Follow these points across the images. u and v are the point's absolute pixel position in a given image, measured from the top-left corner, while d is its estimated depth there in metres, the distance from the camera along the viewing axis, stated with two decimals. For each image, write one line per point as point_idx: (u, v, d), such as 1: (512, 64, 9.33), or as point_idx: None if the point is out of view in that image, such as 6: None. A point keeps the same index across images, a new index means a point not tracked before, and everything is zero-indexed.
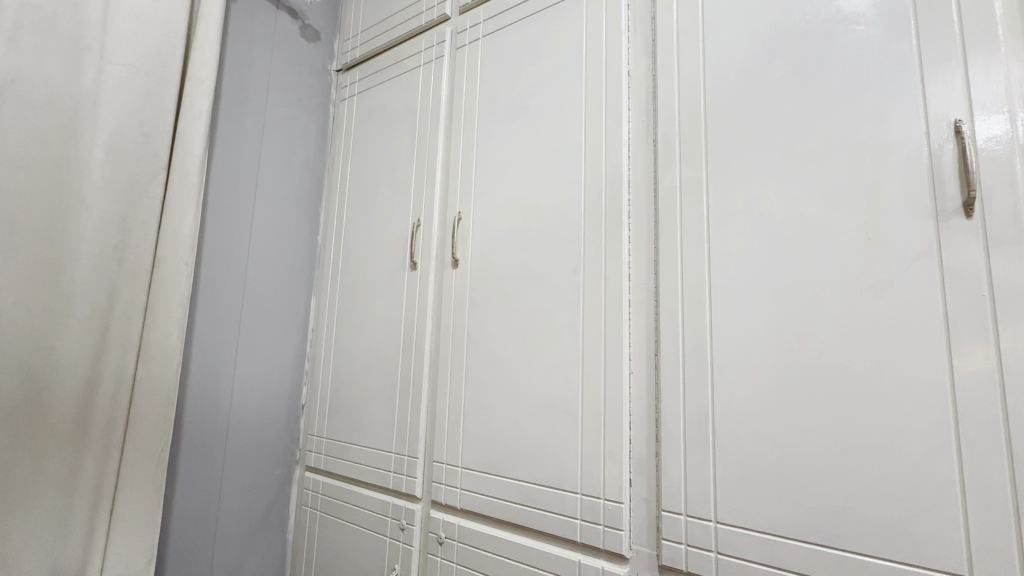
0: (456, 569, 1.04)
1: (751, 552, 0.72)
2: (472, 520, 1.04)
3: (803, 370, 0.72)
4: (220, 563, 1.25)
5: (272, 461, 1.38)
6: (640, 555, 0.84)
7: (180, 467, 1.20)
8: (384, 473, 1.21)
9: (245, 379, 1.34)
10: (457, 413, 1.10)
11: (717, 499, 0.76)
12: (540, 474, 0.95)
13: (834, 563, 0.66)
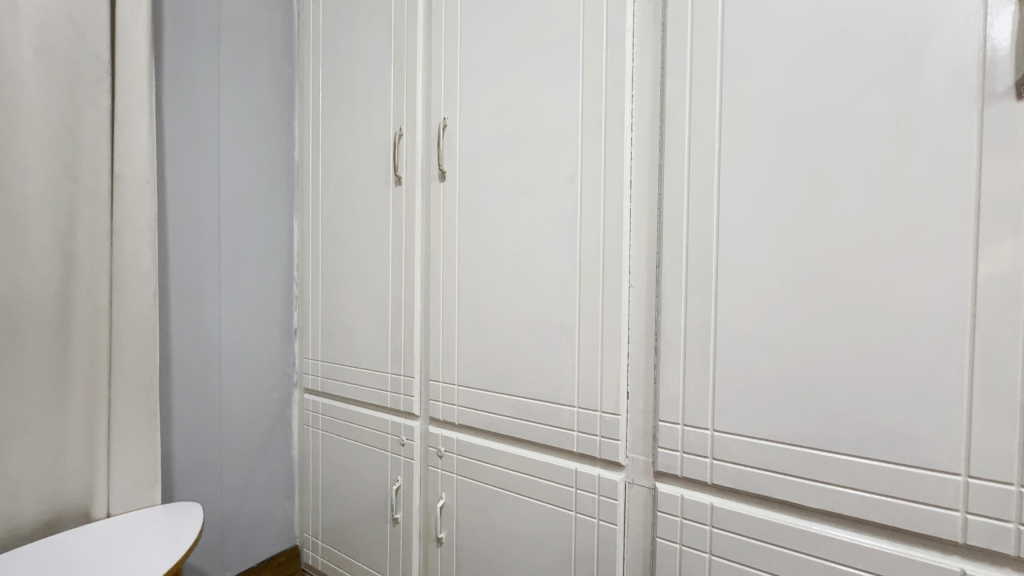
0: (457, 479, 1.07)
1: (747, 457, 0.73)
2: (470, 434, 1.06)
3: (813, 278, 0.68)
4: (229, 480, 1.30)
5: (270, 384, 1.39)
6: (636, 462, 0.85)
7: (175, 393, 1.19)
8: (381, 393, 1.21)
9: (232, 305, 1.30)
10: (451, 332, 1.08)
11: (715, 408, 0.76)
12: (537, 390, 0.95)
13: (829, 466, 0.67)
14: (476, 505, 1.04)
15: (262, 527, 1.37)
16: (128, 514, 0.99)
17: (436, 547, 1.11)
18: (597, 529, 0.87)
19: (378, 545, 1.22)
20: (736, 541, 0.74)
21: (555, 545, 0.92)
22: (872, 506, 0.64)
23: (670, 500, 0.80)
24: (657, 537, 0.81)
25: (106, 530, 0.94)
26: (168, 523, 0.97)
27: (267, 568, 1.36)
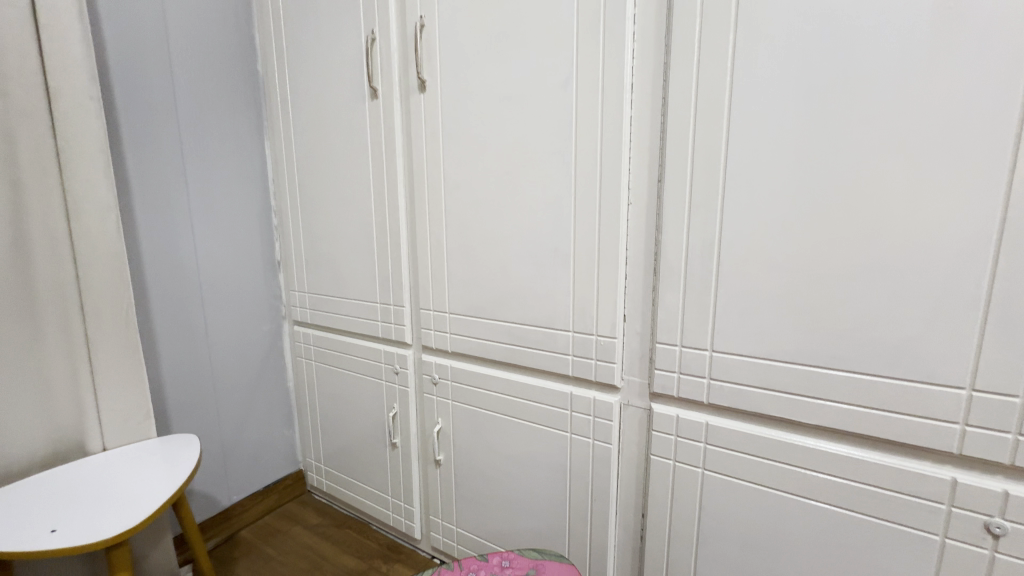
0: (452, 405, 1.07)
1: (745, 376, 0.72)
2: (464, 361, 1.05)
3: (829, 188, 0.62)
4: (226, 411, 1.30)
5: (258, 318, 1.36)
6: (632, 384, 0.84)
7: (157, 329, 1.14)
8: (372, 323, 1.18)
9: (207, 236, 1.23)
10: (440, 259, 1.03)
11: (715, 329, 0.73)
12: (530, 316, 0.92)
13: (829, 382, 0.66)
14: (472, 429, 1.05)
15: (264, 454, 1.40)
16: (125, 447, 1.00)
17: (434, 468, 1.14)
18: (592, 449, 0.88)
19: (379, 468, 1.26)
20: (729, 457, 0.75)
21: (551, 465, 0.94)
22: (869, 420, 0.64)
23: (665, 419, 0.80)
24: (651, 454, 0.83)
25: (104, 462, 0.94)
26: (165, 453, 0.97)
27: (273, 490, 1.42)
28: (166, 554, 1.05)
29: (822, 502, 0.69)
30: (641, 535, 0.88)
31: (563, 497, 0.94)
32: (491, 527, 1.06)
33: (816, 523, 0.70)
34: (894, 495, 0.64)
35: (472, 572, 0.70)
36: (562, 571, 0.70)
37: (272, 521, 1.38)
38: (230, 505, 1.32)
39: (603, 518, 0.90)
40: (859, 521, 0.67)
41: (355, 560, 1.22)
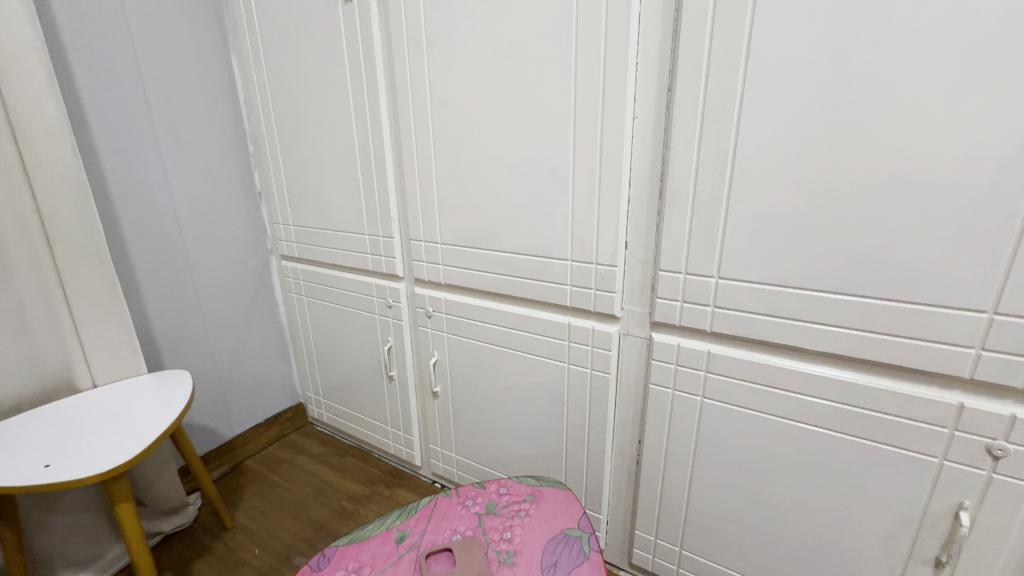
0: (447, 338, 1.05)
1: (752, 303, 0.69)
2: (458, 293, 1.01)
3: (862, 92, 0.55)
4: (219, 348, 1.28)
5: (243, 253, 1.31)
6: (632, 314, 0.81)
7: (135, 265, 1.09)
8: (361, 256, 1.14)
9: (179, 165, 1.15)
10: (429, 186, 0.96)
11: (723, 254, 0.69)
12: (526, 245, 0.87)
13: (840, 309, 0.63)
14: (468, 361, 1.03)
15: (262, 388, 1.41)
16: (117, 383, 0.98)
17: (432, 400, 1.14)
18: (589, 379, 0.87)
19: (377, 400, 1.27)
20: (730, 385, 0.74)
21: (548, 395, 0.94)
22: (879, 346, 0.61)
23: (666, 349, 0.78)
24: (649, 384, 0.81)
25: (96, 399, 0.93)
26: (158, 388, 0.96)
27: (274, 423, 1.44)
28: (172, 485, 1.08)
29: (821, 427, 0.68)
30: (637, 460, 0.89)
31: (560, 425, 0.94)
32: (489, 454, 1.08)
33: (813, 446, 0.70)
34: (896, 420, 0.63)
35: (470, 498, 0.71)
36: (559, 497, 0.70)
37: (276, 451, 1.42)
38: (233, 437, 1.34)
39: (599, 445, 0.90)
40: (857, 445, 0.67)
41: (359, 485, 1.27)
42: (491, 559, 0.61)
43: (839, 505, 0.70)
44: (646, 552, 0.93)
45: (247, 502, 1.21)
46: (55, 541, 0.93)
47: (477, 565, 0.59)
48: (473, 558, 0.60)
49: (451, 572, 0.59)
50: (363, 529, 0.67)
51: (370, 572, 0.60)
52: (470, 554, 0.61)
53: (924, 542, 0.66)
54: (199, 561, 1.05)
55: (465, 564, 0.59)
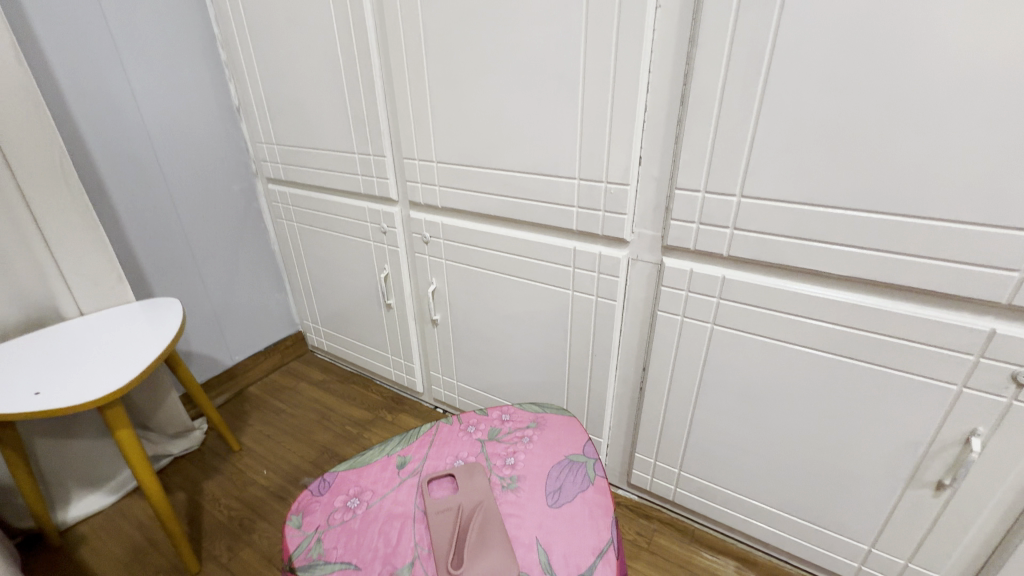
0: (446, 265, 1.01)
1: (775, 224, 0.63)
2: (457, 218, 0.95)
3: None
4: (210, 276, 1.24)
5: (226, 175, 1.23)
6: (642, 238, 0.76)
7: (109, 188, 1.02)
8: (352, 178, 1.06)
9: (144, 74, 1.03)
10: (422, 96, 0.86)
11: (749, 169, 0.62)
12: (530, 162, 0.79)
13: (874, 229, 0.58)
14: (468, 289, 1.00)
15: (259, 317, 1.39)
16: (105, 310, 0.95)
17: (431, 328, 1.12)
18: (595, 306, 0.84)
19: (376, 329, 1.25)
20: (744, 311, 0.70)
21: (551, 323, 0.91)
22: (912, 270, 0.57)
23: (677, 274, 0.73)
24: (658, 311, 0.78)
25: (85, 326, 0.90)
26: (148, 315, 0.93)
27: (274, 351, 1.44)
28: (175, 411, 1.09)
29: (837, 354, 0.66)
30: (640, 387, 0.88)
31: (563, 353, 0.92)
32: (491, 381, 1.08)
33: (826, 374, 0.67)
34: (919, 347, 0.60)
35: (472, 424, 0.70)
36: (562, 423, 0.69)
37: (278, 378, 1.42)
38: (234, 365, 1.34)
39: (602, 372, 0.89)
40: (873, 372, 0.64)
41: (362, 410, 1.28)
42: (494, 484, 0.61)
43: (846, 430, 0.69)
44: (645, 473, 0.95)
45: (252, 426, 1.23)
46: (64, 464, 0.95)
47: (479, 491, 0.59)
48: (475, 484, 0.60)
49: (452, 496, 0.59)
50: (363, 455, 0.66)
51: (372, 496, 0.60)
52: (473, 481, 0.60)
53: (929, 466, 0.65)
54: (210, 481, 1.08)
55: (467, 490, 0.59)
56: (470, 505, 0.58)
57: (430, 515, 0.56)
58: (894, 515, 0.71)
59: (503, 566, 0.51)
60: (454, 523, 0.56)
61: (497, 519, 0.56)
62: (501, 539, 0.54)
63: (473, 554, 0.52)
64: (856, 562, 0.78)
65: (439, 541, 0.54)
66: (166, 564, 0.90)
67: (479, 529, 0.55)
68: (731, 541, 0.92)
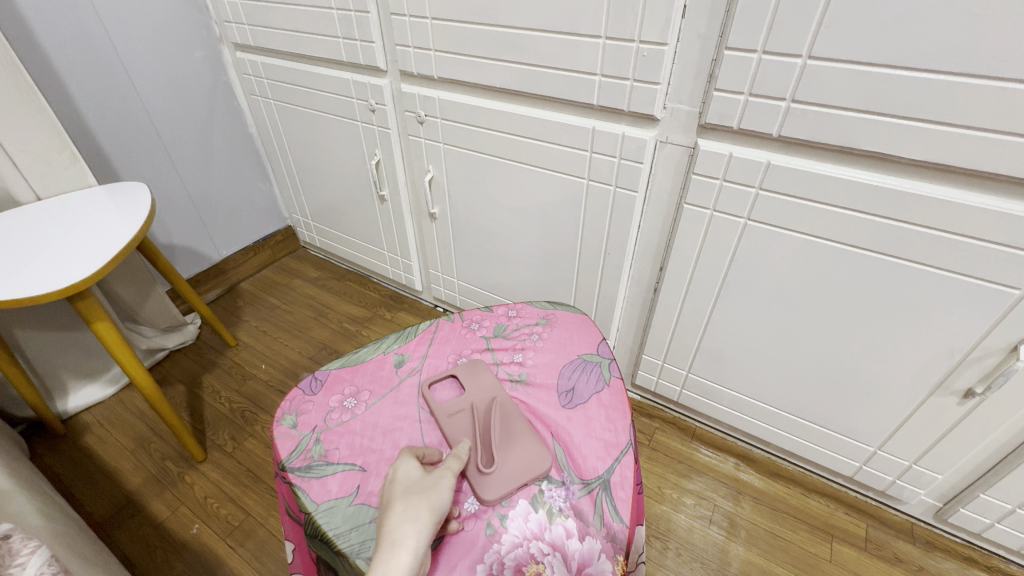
0: (444, 150, 0.89)
1: (846, 94, 0.52)
2: (456, 92, 0.82)
3: None
4: (182, 161, 1.12)
5: (185, 40, 1.05)
6: (675, 115, 0.65)
7: (45, 49, 0.86)
8: (331, 43, 0.90)
9: None
10: None
11: (825, 18, 0.49)
12: (545, 16, 0.65)
13: (971, 101, 0.47)
14: (469, 178, 0.89)
15: (244, 209, 1.29)
16: (63, 195, 0.85)
17: (429, 223, 1.04)
18: (612, 197, 0.74)
19: (370, 223, 1.16)
20: (786, 203, 0.61)
21: (560, 217, 0.82)
22: (1007, 151, 0.47)
23: (714, 160, 0.63)
24: (684, 203, 0.69)
25: (44, 211, 0.80)
26: (115, 201, 0.83)
27: (265, 245, 1.36)
28: (160, 303, 1.05)
29: (886, 253, 0.58)
30: (655, 287, 0.82)
31: (572, 250, 0.85)
32: (494, 279, 1.02)
33: (868, 275, 0.61)
34: (987, 246, 0.52)
35: (475, 322, 0.64)
36: (574, 320, 0.64)
37: (270, 274, 1.37)
38: (222, 259, 1.27)
39: (615, 271, 0.82)
40: (925, 274, 0.57)
41: (359, 308, 1.24)
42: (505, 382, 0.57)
43: (878, 335, 0.64)
44: (651, 375, 0.92)
45: (247, 321, 1.20)
46: (54, 355, 0.93)
47: (490, 390, 0.56)
48: (482, 384, 0.56)
49: (461, 399, 0.55)
50: (357, 353, 0.61)
51: (369, 397, 0.56)
52: (479, 380, 0.57)
53: (962, 373, 0.61)
54: (208, 374, 1.07)
55: (475, 391, 0.56)
56: (484, 405, 0.54)
57: (441, 419, 0.53)
58: (910, 421, 0.69)
59: (535, 457, 0.49)
60: (470, 425, 0.53)
61: (516, 417, 0.53)
62: (526, 435, 0.52)
63: (502, 452, 0.50)
64: (858, 462, 0.78)
65: (459, 445, 0.51)
66: (171, 452, 0.91)
67: (501, 429, 0.52)
68: (731, 439, 0.93)
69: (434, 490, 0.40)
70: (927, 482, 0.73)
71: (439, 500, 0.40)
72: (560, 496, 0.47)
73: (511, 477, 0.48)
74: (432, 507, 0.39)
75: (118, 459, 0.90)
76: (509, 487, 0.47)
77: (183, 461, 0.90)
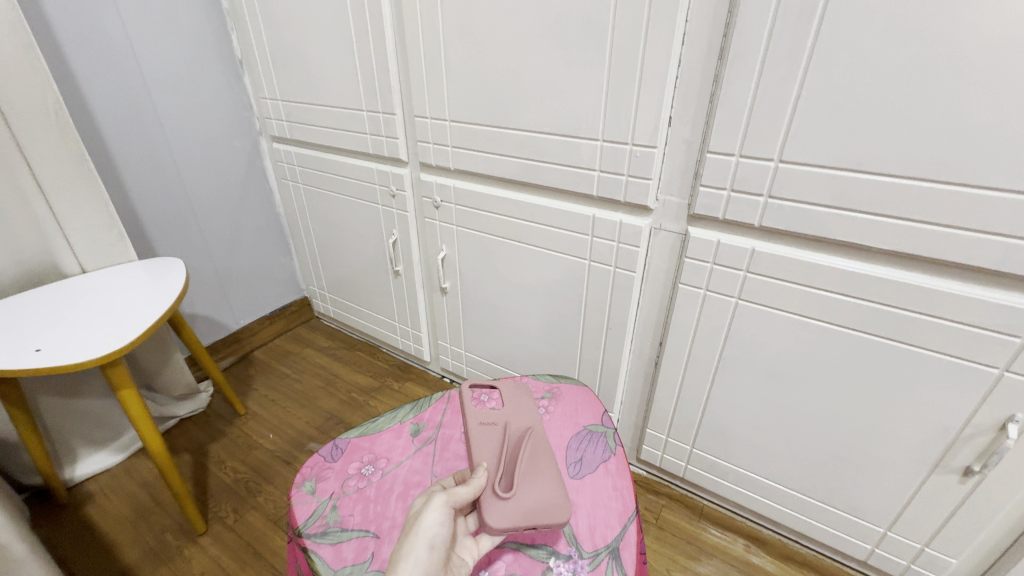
0: (456, 231, 0.97)
1: (816, 193, 0.59)
2: (469, 181, 0.91)
3: None
4: (212, 237, 1.21)
5: (228, 132, 1.18)
6: (667, 206, 0.72)
7: (107, 141, 0.98)
8: (359, 138, 1.01)
9: (140, 21, 0.97)
10: (435, 44, 0.81)
11: (790, 130, 0.58)
12: (550, 121, 0.75)
13: (924, 200, 0.53)
14: (479, 257, 0.96)
15: (264, 281, 1.36)
16: (105, 269, 0.92)
17: (440, 297, 1.10)
18: (612, 277, 0.80)
19: (383, 296, 1.22)
20: (773, 284, 0.67)
21: (565, 293, 0.88)
22: (961, 243, 0.53)
23: (703, 245, 0.70)
24: (679, 282, 0.75)
25: (87, 283, 0.87)
26: (151, 276, 0.90)
27: (280, 315, 1.42)
28: (178, 372, 1.08)
29: (870, 332, 0.62)
30: (655, 362, 0.85)
31: (576, 325, 0.90)
32: (500, 351, 1.06)
33: (855, 353, 0.64)
34: (962, 327, 0.57)
35: None
36: (578, 393, 0.68)
37: (283, 343, 1.41)
38: (238, 328, 1.33)
39: (617, 345, 0.86)
40: (908, 352, 0.61)
41: (368, 378, 1.27)
42: (533, 410, 0.61)
43: (872, 411, 0.67)
44: (656, 449, 0.93)
45: (258, 390, 1.23)
46: (71, 421, 0.95)
47: (526, 419, 0.59)
48: (522, 412, 0.60)
49: (500, 416, 0.59)
50: (374, 422, 0.64)
51: (387, 464, 0.57)
52: (517, 408, 0.61)
53: (959, 451, 0.63)
54: (215, 443, 1.08)
55: (512, 415, 0.60)
56: (517, 428, 0.58)
57: (473, 425, 0.58)
58: (915, 499, 0.69)
59: (553, 505, 0.50)
60: (499, 440, 0.56)
61: (540, 455, 0.55)
62: (545, 476, 0.53)
63: (522, 481, 0.51)
64: (870, 544, 0.76)
65: (484, 451, 0.55)
66: (172, 524, 0.91)
67: (526, 459, 0.54)
68: (740, 519, 0.91)
69: (417, 522, 0.42)
70: (942, 567, 0.71)
71: (424, 533, 0.42)
72: (568, 572, 0.48)
73: (520, 512, 0.48)
74: (414, 545, 0.41)
75: (118, 531, 0.89)
76: (512, 522, 0.47)
77: (183, 534, 0.89)
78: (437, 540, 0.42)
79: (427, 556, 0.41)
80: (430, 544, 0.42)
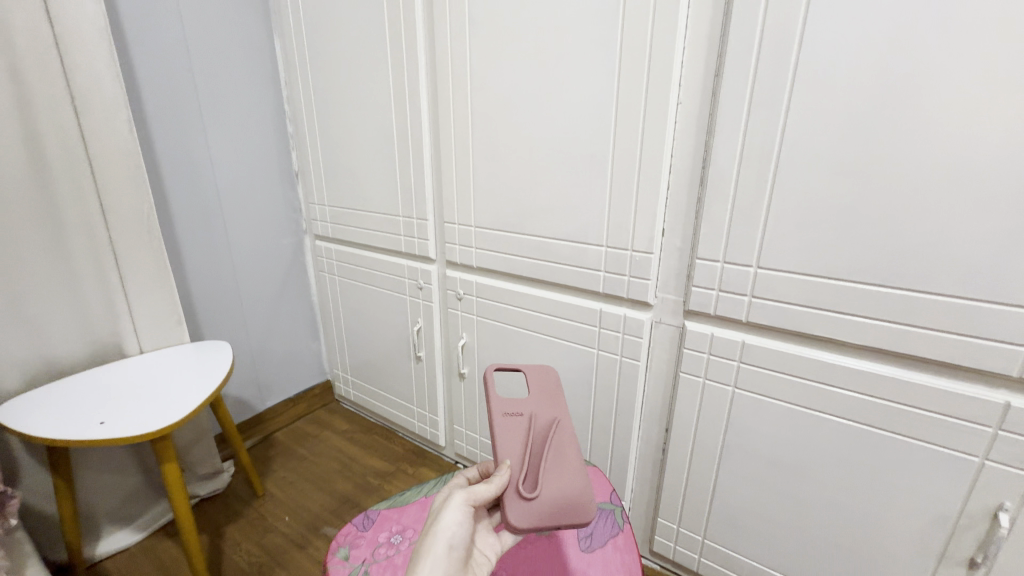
0: (476, 321, 1.07)
1: (792, 295, 0.68)
2: (490, 277, 1.02)
3: (912, 91, 0.54)
4: (252, 322, 1.33)
5: (278, 231, 1.35)
6: (665, 302, 0.82)
7: (179, 239, 1.14)
8: (394, 239, 1.16)
9: (221, 143, 1.18)
10: (466, 167, 0.97)
11: (764, 243, 0.69)
12: (561, 229, 0.87)
13: (884, 303, 0.62)
14: (497, 345, 1.05)
15: (293, 364, 1.45)
16: (161, 350, 1.02)
17: (458, 382, 1.17)
18: (619, 365, 0.88)
19: (403, 380, 1.29)
20: (764, 374, 0.74)
21: (575, 380, 0.95)
22: (922, 340, 0.61)
23: (699, 337, 0.78)
24: (680, 372, 0.82)
25: (145, 363, 0.97)
26: (201, 357, 1.00)
27: (303, 397, 1.49)
28: (207, 450, 1.13)
29: (857, 421, 0.68)
30: (663, 448, 0.89)
31: (587, 411, 0.95)
32: None
33: (847, 441, 0.69)
34: (937, 417, 0.62)
35: None
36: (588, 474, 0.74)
37: (303, 425, 1.46)
38: (264, 409, 1.39)
39: (625, 431, 0.91)
40: (893, 441, 0.66)
41: (384, 462, 1.30)
42: (560, 401, 0.62)
43: (871, 499, 0.70)
44: (668, 540, 0.93)
45: (277, 472, 1.26)
46: (104, 494, 1.00)
47: (552, 411, 0.60)
48: (547, 404, 0.62)
49: (527, 406, 0.60)
50: (403, 495, 0.69)
51: (414, 534, 0.62)
52: (542, 400, 0.62)
53: (960, 542, 0.65)
54: (232, 524, 1.10)
55: (538, 407, 0.61)
56: (542, 420, 0.59)
57: (498, 415, 0.59)
58: None
59: (577, 504, 0.51)
60: (523, 433, 0.57)
61: (563, 451, 0.57)
62: (568, 475, 0.54)
63: (545, 480, 0.53)
64: None
65: (509, 443, 0.56)
66: None
67: (550, 455, 0.56)
68: None
69: (437, 522, 0.48)
70: None
71: (443, 532, 0.47)
72: None
73: (540, 512, 0.50)
74: (433, 544, 0.46)
75: None
76: (532, 520, 0.50)
77: None
78: (455, 541, 0.47)
79: (445, 555, 0.46)
80: (448, 545, 0.47)
